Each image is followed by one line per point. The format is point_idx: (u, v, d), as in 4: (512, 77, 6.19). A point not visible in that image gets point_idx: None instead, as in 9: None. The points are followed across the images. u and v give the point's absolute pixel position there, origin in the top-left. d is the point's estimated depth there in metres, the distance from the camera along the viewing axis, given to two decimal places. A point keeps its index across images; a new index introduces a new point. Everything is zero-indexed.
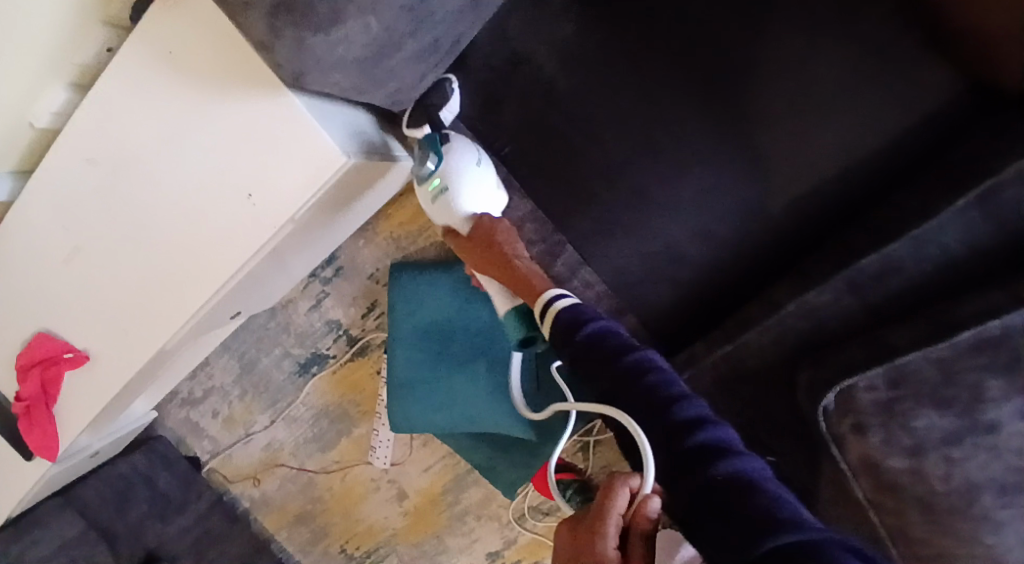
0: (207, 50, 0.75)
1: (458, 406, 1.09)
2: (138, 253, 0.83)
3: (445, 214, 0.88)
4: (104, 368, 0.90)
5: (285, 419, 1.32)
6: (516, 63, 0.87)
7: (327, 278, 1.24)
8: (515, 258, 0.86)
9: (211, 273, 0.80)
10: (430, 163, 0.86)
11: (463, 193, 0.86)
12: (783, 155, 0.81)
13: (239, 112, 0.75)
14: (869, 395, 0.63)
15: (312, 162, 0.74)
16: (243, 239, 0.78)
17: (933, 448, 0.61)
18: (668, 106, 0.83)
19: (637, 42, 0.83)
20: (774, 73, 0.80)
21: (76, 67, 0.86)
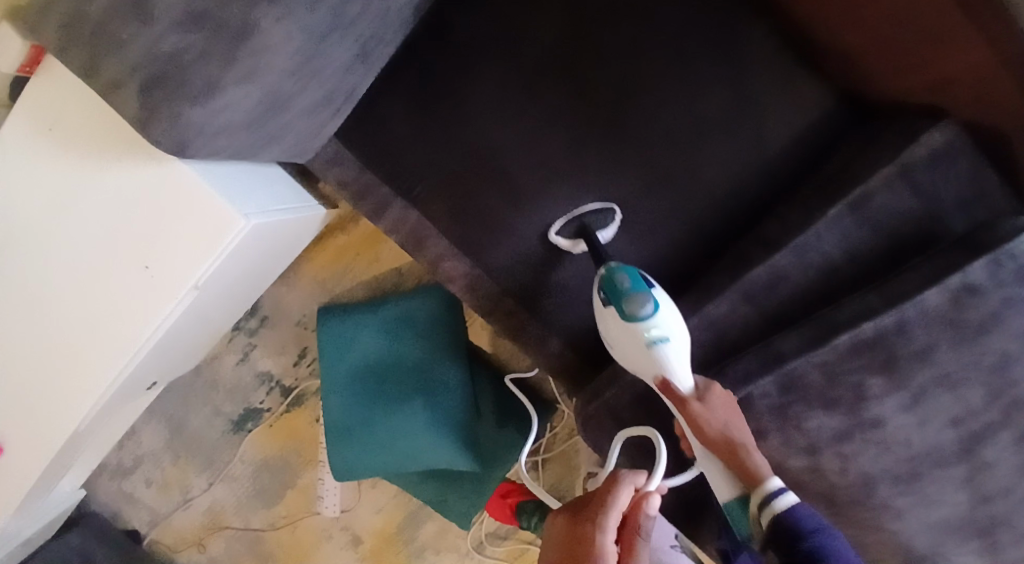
0: (96, 128, 0.75)
1: (397, 446, 1.07)
2: (37, 332, 0.80)
3: (649, 370, 0.66)
4: (15, 453, 0.85)
5: (225, 479, 1.29)
6: (413, 105, 0.88)
7: (252, 329, 1.21)
8: (745, 440, 0.63)
9: (117, 348, 0.79)
10: (648, 304, 0.67)
11: (679, 358, 0.65)
12: (678, 171, 0.85)
13: (129, 184, 0.75)
14: (765, 402, 0.65)
15: (210, 224, 0.75)
16: (147, 312, 0.77)
17: (827, 446, 0.65)
18: (567, 137, 0.86)
19: (528, 77, 0.86)
20: (657, 94, 0.84)
21: None
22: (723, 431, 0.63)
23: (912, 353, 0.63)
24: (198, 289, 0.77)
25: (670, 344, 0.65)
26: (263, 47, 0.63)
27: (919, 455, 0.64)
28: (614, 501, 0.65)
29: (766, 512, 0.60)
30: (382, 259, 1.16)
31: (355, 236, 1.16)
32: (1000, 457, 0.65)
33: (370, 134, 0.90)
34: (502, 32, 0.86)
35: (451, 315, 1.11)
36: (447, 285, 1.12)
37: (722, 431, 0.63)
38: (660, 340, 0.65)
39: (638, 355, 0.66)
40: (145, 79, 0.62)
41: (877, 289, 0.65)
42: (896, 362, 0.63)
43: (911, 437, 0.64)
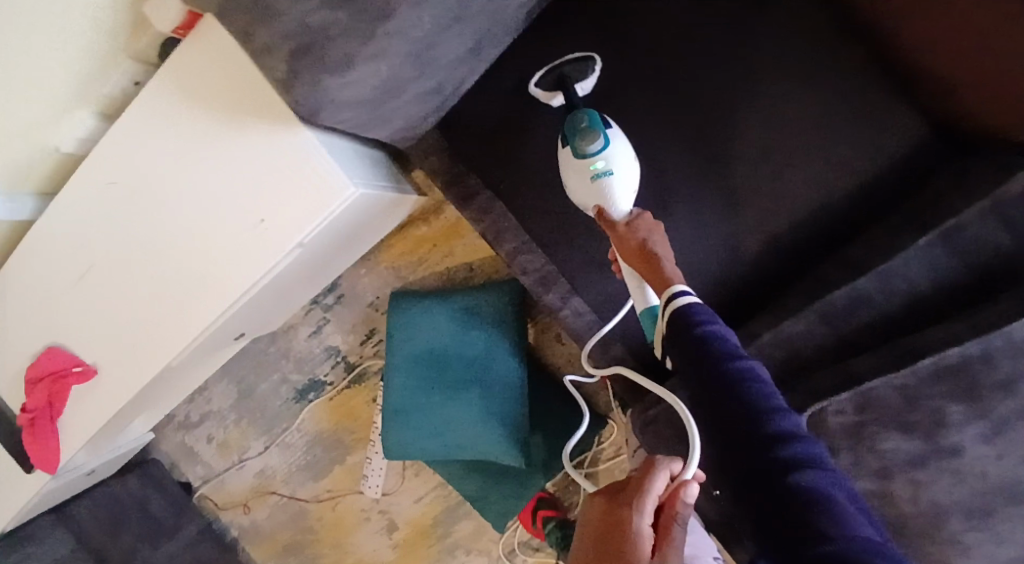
0: (234, 90, 0.82)
1: (451, 434, 1.09)
2: (154, 270, 0.88)
3: (596, 196, 0.78)
4: (116, 379, 0.93)
5: (280, 445, 1.34)
6: (514, 103, 0.94)
7: (328, 306, 1.27)
8: (660, 248, 0.71)
9: (221, 291, 0.86)
10: (599, 141, 0.78)
11: (622, 167, 0.78)
12: (767, 190, 0.87)
13: (256, 145, 0.82)
14: (837, 419, 0.65)
15: (323, 190, 0.82)
16: (253, 262, 0.85)
17: (900, 470, 0.64)
18: (661, 146, 0.89)
19: (626, 85, 0.90)
20: (751, 114, 0.87)
21: (101, 96, 0.93)
22: (642, 242, 0.72)
23: (995, 383, 0.62)
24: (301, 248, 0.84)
25: (613, 177, 0.77)
26: (397, 30, 0.69)
27: (993, 490, 0.63)
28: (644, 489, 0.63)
29: (669, 308, 0.64)
30: (456, 254, 1.20)
31: (435, 228, 1.20)
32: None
33: (471, 125, 0.95)
34: (606, 41, 0.90)
35: (518, 314, 1.11)
36: (520, 281, 1.13)
37: (642, 241, 0.72)
38: (605, 174, 0.77)
39: (586, 187, 0.78)
40: (294, 47, 0.69)
41: (965, 319, 0.64)
42: (979, 389, 0.62)
43: (988, 470, 0.63)
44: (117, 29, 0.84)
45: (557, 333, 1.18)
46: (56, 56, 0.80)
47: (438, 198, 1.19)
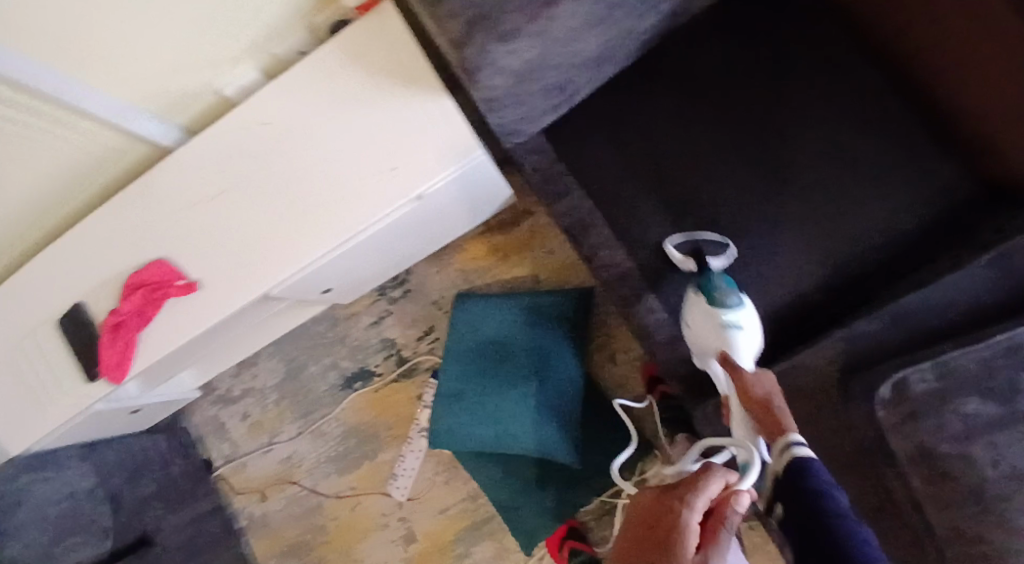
0: (395, 58, 0.95)
1: (503, 423, 1.11)
2: (280, 201, 0.98)
3: (722, 338, 0.87)
4: (212, 299, 0.99)
5: (313, 433, 1.34)
6: (618, 114, 1.02)
7: (394, 298, 1.32)
8: (777, 401, 0.77)
9: (341, 225, 0.95)
10: (734, 295, 0.88)
11: (743, 334, 0.87)
12: (841, 216, 0.93)
13: (403, 104, 0.95)
14: (920, 385, 0.78)
15: (453, 148, 0.92)
16: (376, 203, 0.94)
17: (980, 431, 0.76)
18: (748, 168, 0.96)
19: (724, 111, 0.98)
20: (841, 150, 0.94)
21: (270, 55, 1.04)
22: (766, 392, 0.78)
23: None
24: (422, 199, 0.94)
25: (739, 331, 0.86)
26: (559, 15, 0.80)
27: None
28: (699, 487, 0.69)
29: (782, 452, 0.68)
30: (525, 264, 1.26)
31: (510, 239, 1.27)
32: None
33: (576, 130, 1.04)
34: (714, 66, 0.99)
35: (582, 321, 1.16)
36: (590, 291, 1.19)
37: (766, 392, 0.78)
38: (733, 326, 0.86)
39: (714, 333, 0.87)
40: (473, 16, 0.80)
41: None
42: None
43: None
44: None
45: (613, 351, 1.20)
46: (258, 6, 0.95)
47: (519, 210, 1.27)
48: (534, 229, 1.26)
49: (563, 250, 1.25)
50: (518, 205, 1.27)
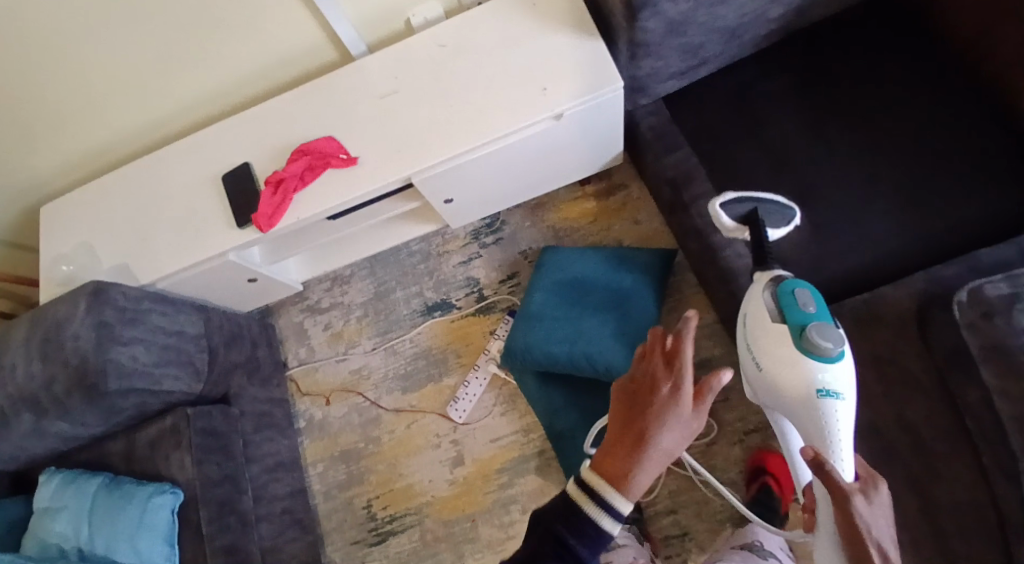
0: (562, 10, 1.14)
1: (578, 343, 1.20)
2: (438, 102, 1.13)
3: (817, 420, 0.81)
4: (362, 173, 1.13)
5: (387, 349, 1.44)
6: (731, 93, 1.19)
7: (485, 245, 1.45)
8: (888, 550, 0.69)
9: (488, 127, 1.10)
10: (833, 343, 0.81)
11: (841, 426, 0.80)
12: (918, 194, 1.06)
13: (561, 42, 1.12)
14: (994, 289, 0.84)
15: (598, 78, 1.08)
16: (523, 113, 1.09)
17: None
18: (841, 146, 1.11)
19: (825, 99, 1.15)
20: (926, 142, 1.09)
21: (455, 1, 1.20)
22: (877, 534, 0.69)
23: None
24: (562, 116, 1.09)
25: (839, 400, 0.81)
26: None
27: None
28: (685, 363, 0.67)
29: None
30: (612, 231, 1.39)
31: (602, 206, 1.40)
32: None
33: (691, 102, 1.21)
34: (818, 65, 1.17)
35: (664, 275, 1.28)
36: (675, 254, 1.31)
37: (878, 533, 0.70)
38: (830, 395, 0.81)
39: (808, 401, 0.82)
40: None
41: None
42: None
43: None
44: None
45: (682, 318, 1.30)
46: None
47: (614, 184, 1.41)
48: (626, 201, 1.40)
49: (649, 223, 1.37)
50: (613, 180, 1.41)
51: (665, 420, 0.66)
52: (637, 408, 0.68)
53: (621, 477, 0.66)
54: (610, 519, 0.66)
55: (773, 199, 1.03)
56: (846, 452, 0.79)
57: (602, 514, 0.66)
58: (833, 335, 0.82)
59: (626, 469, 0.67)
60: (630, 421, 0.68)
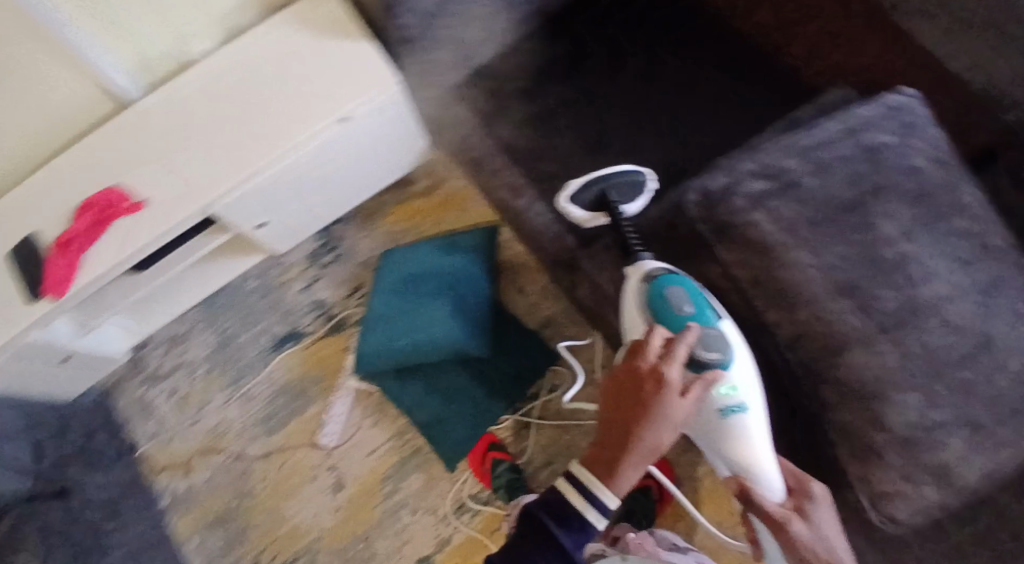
0: (328, 18, 1.14)
1: (420, 331, 1.24)
2: (224, 131, 1.10)
3: (731, 437, 0.80)
4: (150, 216, 1.08)
5: (241, 398, 1.37)
6: None
7: (324, 264, 1.41)
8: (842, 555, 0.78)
9: (273, 144, 1.08)
10: (714, 353, 0.78)
11: (754, 435, 0.80)
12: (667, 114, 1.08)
13: (332, 50, 1.12)
14: (715, 181, 0.80)
15: (370, 76, 1.09)
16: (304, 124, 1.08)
17: (764, 196, 0.77)
18: (588, 84, 1.10)
19: (569, 38, 1.12)
20: (659, 69, 1.09)
21: (227, 27, 1.19)
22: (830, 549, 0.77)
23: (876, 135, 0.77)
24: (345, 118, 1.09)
25: (744, 412, 0.79)
26: None
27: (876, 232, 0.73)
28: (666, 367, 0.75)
29: None
30: (445, 224, 1.40)
31: (430, 201, 1.41)
32: (970, 258, 0.74)
33: None
34: None
35: (491, 250, 1.34)
36: (499, 230, 1.37)
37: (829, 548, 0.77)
38: (734, 411, 0.79)
39: (716, 421, 0.81)
40: None
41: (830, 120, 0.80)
42: (859, 136, 0.77)
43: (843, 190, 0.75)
44: None
45: (522, 284, 1.35)
46: None
47: (439, 179, 1.42)
48: (453, 193, 1.41)
49: (478, 209, 1.40)
50: (437, 175, 1.43)
51: (652, 421, 0.74)
52: (624, 407, 0.76)
53: (612, 473, 0.76)
54: (596, 512, 0.77)
55: (623, 168, 0.93)
56: (768, 463, 0.80)
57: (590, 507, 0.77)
58: (715, 341, 0.79)
59: (613, 463, 0.76)
60: (617, 420, 0.77)
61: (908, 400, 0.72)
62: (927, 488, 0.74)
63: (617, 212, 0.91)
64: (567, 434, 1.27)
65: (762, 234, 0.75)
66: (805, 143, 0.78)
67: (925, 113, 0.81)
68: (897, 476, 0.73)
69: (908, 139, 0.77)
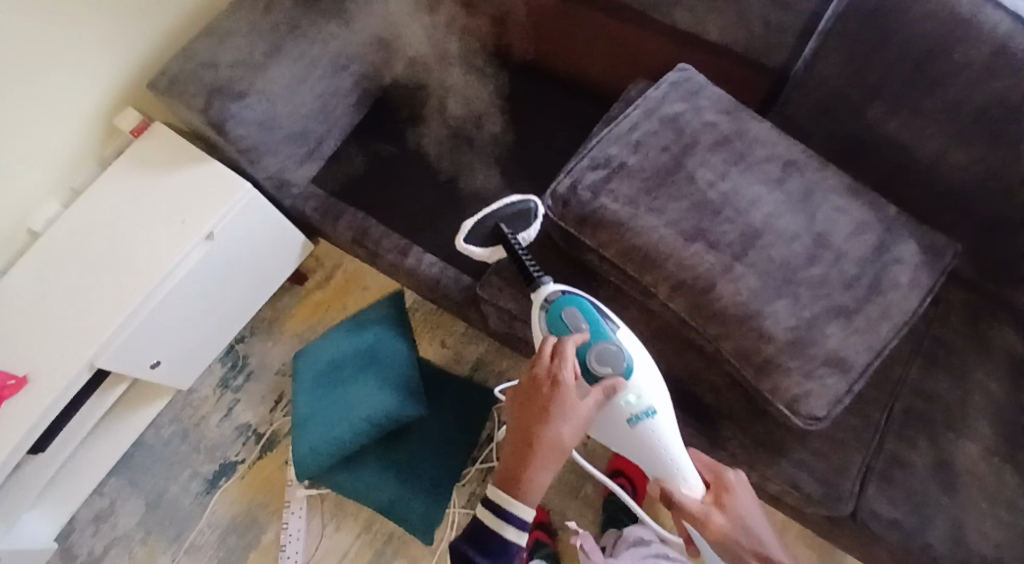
0: (171, 150, 1.17)
1: (353, 412, 1.18)
2: (89, 286, 1.08)
3: (647, 441, 0.83)
4: (38, 387, 1.03)
5: (190, 551, 1.28)
6: (357, 150, 1.30)
7: (239, 387, 1.38)
8: (763, 528, 0.83)
9: (146, 277, 1.07)
10: (616, 365, 0.79)
11: (664, 436, 0.82)
12: (513, 154, 1.27)
13: (182, 176, 1.14)
14: (563, 182, 0.97)
15: (223, 188, 1.12)
16: (172, 249, 1.08)
17: (601, 185, 0.94)
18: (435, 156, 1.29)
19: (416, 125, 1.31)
20: (493, 122, 1.29)
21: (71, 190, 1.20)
22: (749, 526, 0.83)
23: (665, 114, 0.98)
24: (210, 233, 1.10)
25: (655, 417, 0.80)
26: (272, 79, 1.10)
27: (703, 186, 0.92)
28: (562, 371, 0.74)
29: None
30: (348, 307, 1.41)
31: (327, 291, 1.42)
32: (780, 176, 0.92)
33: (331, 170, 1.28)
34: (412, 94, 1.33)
35: (404, 315, 1.32)
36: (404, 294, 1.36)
37: (748, 526, 0.83)
38: (645, 418, 0.80)
39: (629, 429, 0.82)
40: (212, 90, 1.07)
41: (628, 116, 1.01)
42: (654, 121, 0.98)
43: (650, 162, 0.94)
44: (94, 137, 1.18)
45: (443, 338, 1.39)
46: (45, 147, 1.12)
47: (328, 269, 1.44)
48: (347, 276, 1.43)
49: (375, 283, 1.42)
50: (326, 265, 1.45)
51: (554, 424, 0.72)
52: (524, 415, 0.74)
53: (520, 485, 0.74)
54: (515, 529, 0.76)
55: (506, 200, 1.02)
56: (683, 463, 0.84)
57: (506, 527, 0.76)
58: (613, 356, 0.79)
59: (523, 477, 0.74)
60: (516, 428, 0.75)
61: (779, 308, 0.86)
62: (828, 376, 0.86)
63: (510, 240, 0.95)
64: None
65: (613, 211, 0.93)
66: (618, 133, 0.98)
67: (703, 79, 1.02)
68: (802, 377, 0.85)
69: (696, 102, 0.98)
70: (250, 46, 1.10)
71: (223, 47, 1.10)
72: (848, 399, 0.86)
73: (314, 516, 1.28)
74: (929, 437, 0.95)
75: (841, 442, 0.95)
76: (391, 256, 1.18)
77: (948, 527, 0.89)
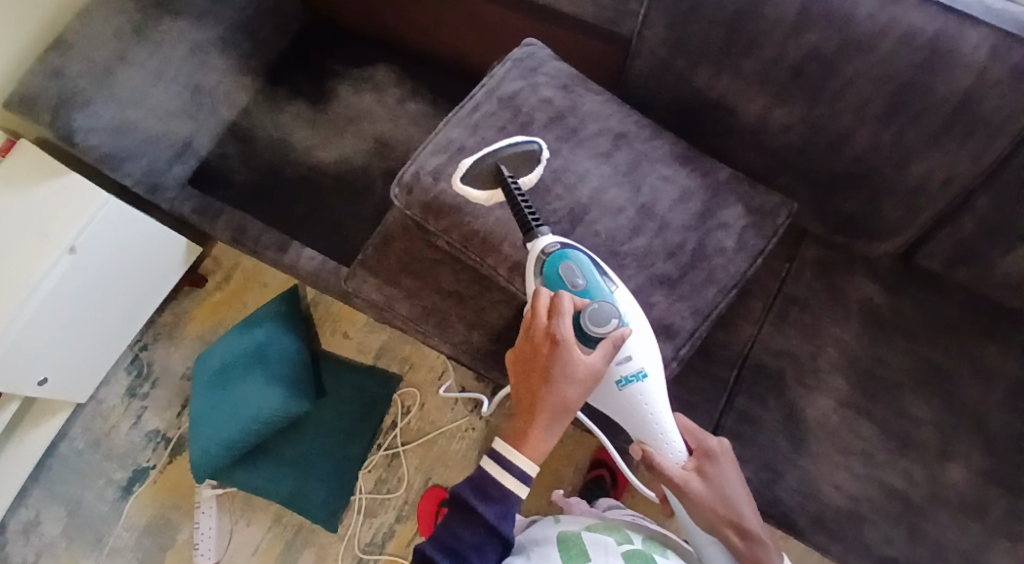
0: (29, 165, 1.13)
1: (241, 413, 1.21)
2: None
3: (631, 404, 0.77)
4: None
5: (110, 556, 1.30)
6: (234, 150, 1.29)
7: (145, 394, 1.39)
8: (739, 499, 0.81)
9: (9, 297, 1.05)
10: (613, 324, 0.73)
11: (653, 401, 0.77)
12: (388, 143, 1.25)
13: (41, 191, 1.11)
14: (410, 170, 0.94)
15: (82, 199, 1.11)
16: (29, 267, 1.07)
17: (442, 169, 0.91)
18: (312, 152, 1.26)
19: (291, 120, 1.28)
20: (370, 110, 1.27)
21: None
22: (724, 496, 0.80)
23: (506, 92, 0.96)
24: (72, 246, 1.10)
25: (647, 380, 0.76)
26: (120, 84, 1.10)
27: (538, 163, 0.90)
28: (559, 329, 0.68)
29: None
30: (247, 305, 1.42)
31: (225, 292, 1.43)
32: (609, 151, 0.92)
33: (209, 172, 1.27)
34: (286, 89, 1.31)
35: (292, 309, 1.33)
36: (297, 289, 1.37)
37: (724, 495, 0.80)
38: (636, 379, 0.75)
39: (614, 391, 0.77)
40: (57, 102, 1.04)
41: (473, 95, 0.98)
42: (498, 99, 0.95)
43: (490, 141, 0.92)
44: None
45: (344, 330, 1.39)
46: None
47: (226, 269, 1.45)
48: (243, 277, 1.44)
49: (273, 279, 1.43)
50: (224, 266, 1.45)
51: (554, 383, 0.68)
52: (526, 376, 0.71)
53: (526, 443, 0.71)
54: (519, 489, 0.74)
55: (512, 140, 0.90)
56: (672, 431, 0.79)
57: (507, 479, 0.73)
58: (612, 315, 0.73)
59: (526, 435, 0.71)
60: (520, 389, 0.72)
61: None
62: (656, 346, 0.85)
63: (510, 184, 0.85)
64: (436, 444, 1.30)
65: (451, 196, 0.90)
66: (462, 115, 0.95)
67: (546, 54, 1.01)
68: None
69: (533, 79, 0.97)
70: (89, 54, 1.07)
71: (68, 58, 1.05)
72: (673, 365, 0.86)
73: (223, 514, 1.30)
74: (783, 393, 0.95)
75: (699, 406, 0.95)
76: (271, 252, 1.19)
77: (796, 481, 0.91)
